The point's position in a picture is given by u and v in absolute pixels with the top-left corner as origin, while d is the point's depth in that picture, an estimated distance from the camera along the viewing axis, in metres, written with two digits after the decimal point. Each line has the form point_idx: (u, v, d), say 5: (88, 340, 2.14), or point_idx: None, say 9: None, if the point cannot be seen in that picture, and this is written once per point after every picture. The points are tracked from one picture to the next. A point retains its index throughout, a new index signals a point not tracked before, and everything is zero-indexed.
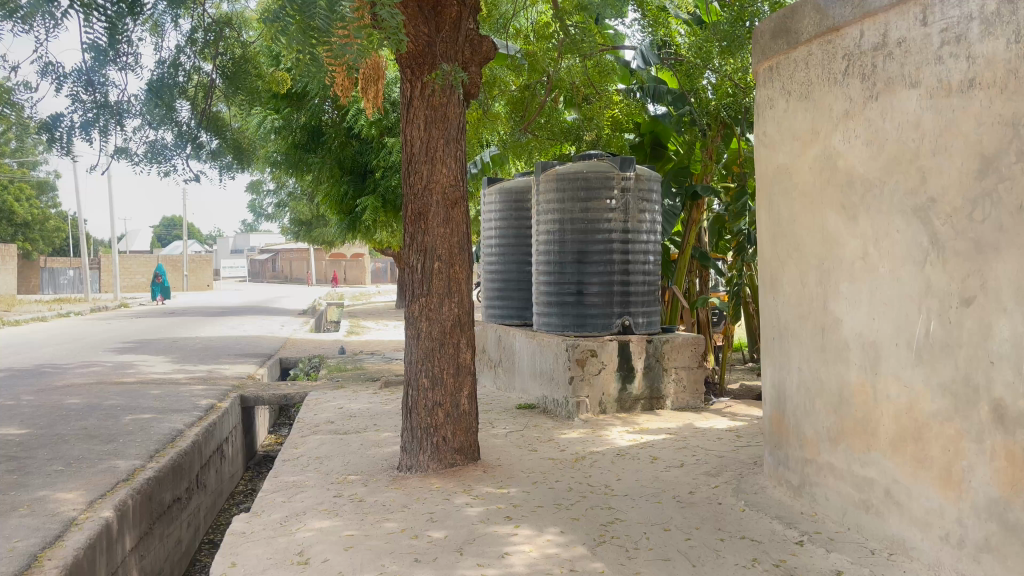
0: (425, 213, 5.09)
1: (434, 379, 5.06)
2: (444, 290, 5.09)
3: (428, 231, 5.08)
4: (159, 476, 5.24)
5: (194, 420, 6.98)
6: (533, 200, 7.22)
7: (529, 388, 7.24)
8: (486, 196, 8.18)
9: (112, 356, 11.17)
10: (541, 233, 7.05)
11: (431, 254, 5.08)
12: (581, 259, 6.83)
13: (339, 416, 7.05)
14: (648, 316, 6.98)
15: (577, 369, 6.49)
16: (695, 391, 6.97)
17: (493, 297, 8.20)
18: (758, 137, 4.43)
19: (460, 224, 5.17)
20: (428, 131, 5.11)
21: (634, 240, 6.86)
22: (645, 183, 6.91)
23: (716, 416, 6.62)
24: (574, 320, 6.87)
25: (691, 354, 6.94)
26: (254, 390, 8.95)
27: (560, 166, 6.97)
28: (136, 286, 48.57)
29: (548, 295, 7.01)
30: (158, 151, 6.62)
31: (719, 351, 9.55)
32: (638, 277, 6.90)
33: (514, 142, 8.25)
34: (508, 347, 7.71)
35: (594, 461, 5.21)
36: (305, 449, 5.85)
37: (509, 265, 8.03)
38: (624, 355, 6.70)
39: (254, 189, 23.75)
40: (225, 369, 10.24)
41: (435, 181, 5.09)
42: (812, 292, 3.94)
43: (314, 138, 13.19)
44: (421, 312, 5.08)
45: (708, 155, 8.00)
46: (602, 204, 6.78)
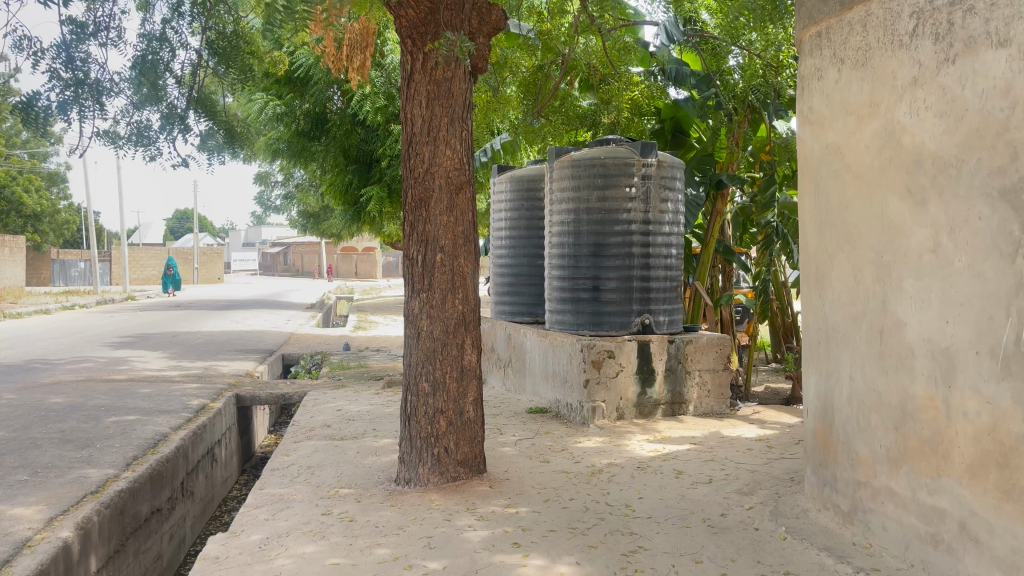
0: (427, 199, 4.61)
1: (435, 385, 4.56)
2: (447, 286, 4.59)
3: (429, 220, 4.60)
4: (133, 488, 4.77)
5: (182, 422, 6.53)
6: (547, 189, 6.72)
7: (541, 391, 6.73)
8: (496, 185, 7.67)
9: (107, 352, 10.75)
10: (554, 224, 6.55)
11: (433, 245, 4.59)
12: (598, 252, 6.31)
13: (336, 419, 6.57)
14: (670, 315, 6.46)
15: (593, 372, 5.99)
16: (720, 396, 6.43)
17: (504, 293, 7.69)
18: (803, 114, 3.91)
19: (465, 213, 4.67)
20: (430, 109, 4.62)
21: (655, 232, 6.33)
22: (667, 170, 6.39)
23: (744, 423, 6.09)
24: (589, 318, 6.36)
25: (716, 356, 6.41)
26: (250, 390, 8.50)
27: (576, 152, 6.45)
28: (146, 278, 48.38)
29: (562, 292, 6.50)
30: (144, 135, 6.18)
31: (742, 351, 8.99)
32: (659, 272, 6.38)
33: (526, 128, 7.65)
34: (518, 347, 7.22)
35: (612, 476, 4.70)
36: (296, 458, 5.39)
37: (520, 259, 7.50)
38: (644, 357, 6.18)
39: (262, 181, 23.37)
40: (222, 366, 9.78)
41: (438, 164, 4.61)
42: (869, 290, 3.41)
43: (318, 126, 12.84)
44: (422, 310, 4.58)
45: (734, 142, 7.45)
46: (621, 192, 6.26)
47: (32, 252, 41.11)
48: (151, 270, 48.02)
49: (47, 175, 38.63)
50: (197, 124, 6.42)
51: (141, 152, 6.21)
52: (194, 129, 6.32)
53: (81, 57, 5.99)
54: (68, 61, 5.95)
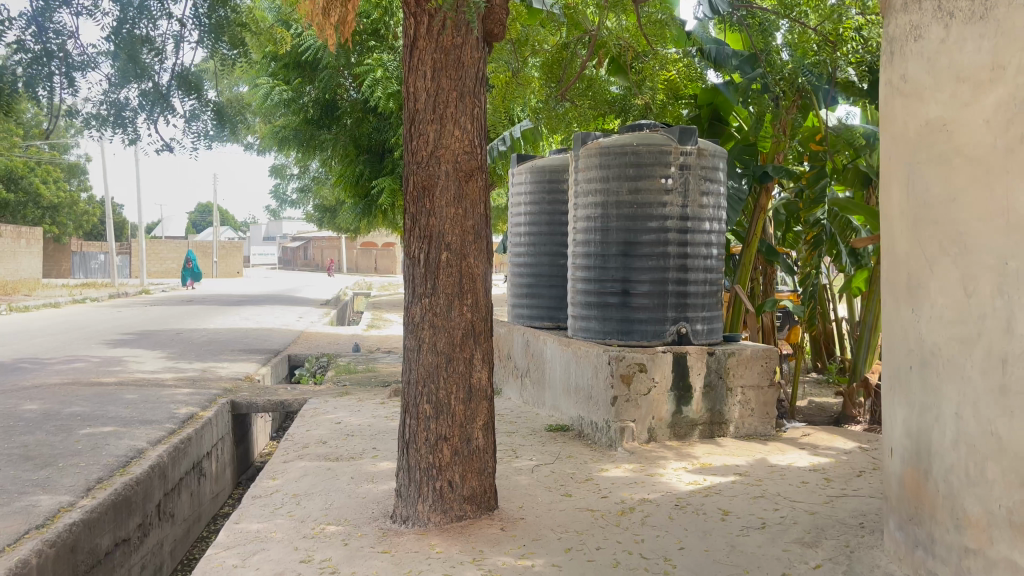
0: (433, 187, 3.91)
1: (438, 407, 3.86)
2: (454, 292, 3.89)
3: (433, 212, 3.91)
4: (88, 520, 4.12)
5: (164, 435, 5.88)
6: (572, 181, 5.99)
7: (562, 406, 6.02)
8: (515, 175, 6.96)
9: (104, 350, 10.18)
10: (580, 219, 5.83)
11: (438, 242, 3.90)
12: (629, 252, 5.58)
13: (334, 435, 5.90)
14: (708, 323, 5.73)
15: (622, 388, 5.27)
16: (764, 417, 5.68)
17: (522, 295, 6.98)
18: (892, 84, 3.15)
19: (476, 204, 3.98)
20: (435, 81, 3.93)
21: (694, 229, 5.61)
22: (709, 159, 5.67)
23: (794, 449, 5.35)
24: (618, 325, 5.65)
25: (760, 371, 5.66)
26: (247, 396, 7.85)
27: (605, 139, 5.73)
28: (165, 271, 48.22)
29: (587, 296, 5.79)
30: (123, 116, 5.54)
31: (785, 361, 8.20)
32: (698, 275, 5.64)
33: (549, 113, 6.92)
34: (537, 355, 6.51)
35: (646, 516, 3.99)
36: (282, 483, 4.72)
37: (540, 257, 6.79)
38: (680, 371, 5.44)
39: (278, 173, 22.83)
40: (220, 368, 9.17)
41: (444, 146, 3.92)
42: (985, 304, 2.68)
43: (328, 113, 12.35)
44: (425, 319, 3.89)
45: (780, 130, 6.65)
46: (656, 183, 5.53)
47: (52, 244, 40.97)
48: (171, 263, 47.84)
49: (67, 166, 38.45)
50: (183, 106, 5.79)
51: (118, 134, 5.57)
52: (178, 110, 5.69)
53: (54, 29, 5.38)
54: (39, 32, 5.33)
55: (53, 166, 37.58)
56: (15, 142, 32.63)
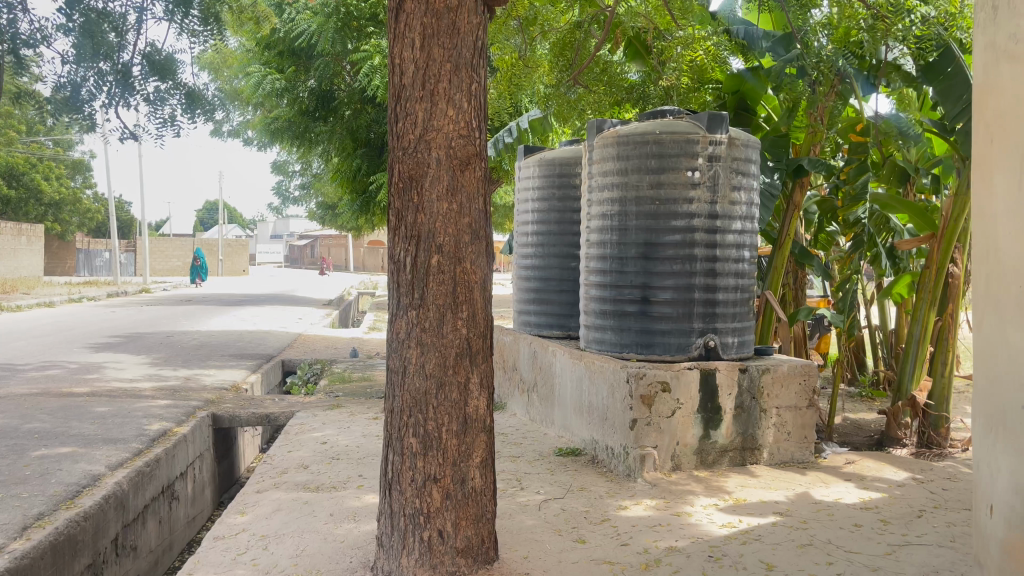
0: (422, 176, 3.28)
1: (428, 441, 3.21)
2: (446, 303, 3.25)
3: (422, 207, 3.28)
4: (17, 568, 3.52)
5: (127, 458, 5.28)
6: (585, 174, 5.35)
7: (573, 427, 5.37)
8: (522, 168, 6.31)
9: (84, 355, 9.59)
10: (593, 217, 5.19)
11: (427, 244, 3.26)
12: (650, 255, 4.93)
13: (317, 458, 5.28)
14: (739, 335, 5.08)
15: (643, 411, 4.63)
16: (802, 442, 5.02)
17: (529, 300, 6.34)
18: (996, 48, 2.50)
19: (473, 197, 3.33)
20: (425, 51, 3.30)
21: (724, 229, 4.95)
22: (741, 149, 5.02)
23: (839, 480, 4.68)
24: (637, 337, 5.00)
25: (798, 390, 5.00)
26: (230, 408, 7.23)
27: (623, 126, 5.09)
28: (171, 269, 47.80)
29: (602, 303, 5.15)
30: (80, 100, 4.99)
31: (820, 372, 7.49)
32: (728, 281, 4.99)
33: (561, 100, 6.36)
34: (544, 368, 5.86)
35: (675, 571, 3.33)
36: (250, 521, 4.10)
37: (549, 259, 6.15)
38: (708, 391, 4.79)
39: (280, 169, 22.26)
40: (205, 375, 8.55)
41: (435, 128, 3.29)
42: None
43: (324, 104, 11.82)
44: (412, 336, 3.26)
45: (817, 119, 5.94)
46: (681, 177, 4.88)
47: (55, 241, 40.61)
48: (176, 261, 47.41)
49: (72, 163, 38.03)
50: (148, 88, 5.22)
51: (75, 120, 5.00)
52: (142, 93, 5.12)
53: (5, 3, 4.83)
54: None
55: (57, 163, 37.18)
56: (16, 137, 32.18)
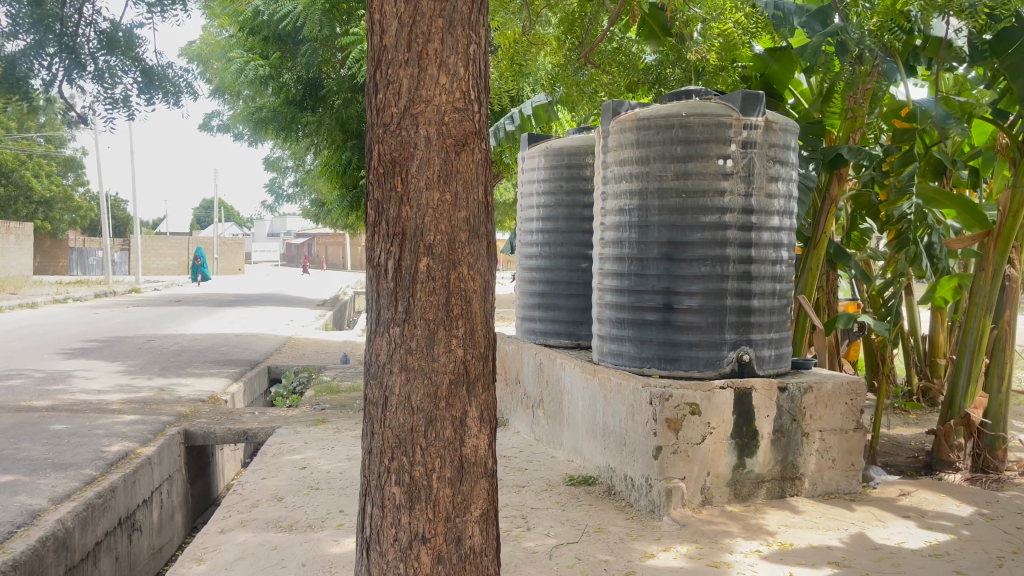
0: (407, 159, 2.64)
1: (415, 490, 2.58)
2: (437, 318, 2.60)
3: (407, 198, 2.63)
4: None
5: (78, 488, 4.64)
6: (599, 164, 4.71)
7: (586, 450, 4.73)
8: (526, 159, 5.66)
9: (55, 362, 8.95)
10: (609, 212, 4.55)
11: (413, 245, 2.62)
12: (675, 256, 4.29)
13: (294, 487, 4.64)
14: (776, 348, 4.43)
15: (668, 437, 4.00)
16: (849, 470, 4.37)
17: (533, 305, 5.69)
18: None
19: (471, 186, 2.68)
20: (411, 4, 2.66)
21: (760, 225, 4.31)
22: (779, 134, 4.37)
23: (896, 517, 4.02)
24: (660, 350, 4.35)
25: (843, 411, 4.35)
26: (205, 423, 6.58)
27: (643, 109, 4.46)
28: (166, 268, 47.12)
29: (619, 311, 4.50)
30: (17, 76, 4.35)
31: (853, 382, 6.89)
32: (764, 286, 4.35)
33: (571, 81, 5.68)
34: (552, 382, 5.22)
35: None
36: (207, 573, 3.45)
37: (556, 260, 5.50)
38: (743, 413, 4.14)
39: (273, 165, 21.61)
40: (182, 385, 7.91)
41: (424, 100, 2.65)
42: None
43: (312, 93, 11.19)
44: (395, 360, 2.61)
45: (856, 102, 5.30)
46: (711, 165, 4.24)
47: (47, 240, 39.98)
48: (171, 260, 46.72)
49: (63, 160, 37.39)
50: (98, 65, 4.60)
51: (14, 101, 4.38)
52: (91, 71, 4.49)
53: None
54: None
55: (48, 160, 36.58)
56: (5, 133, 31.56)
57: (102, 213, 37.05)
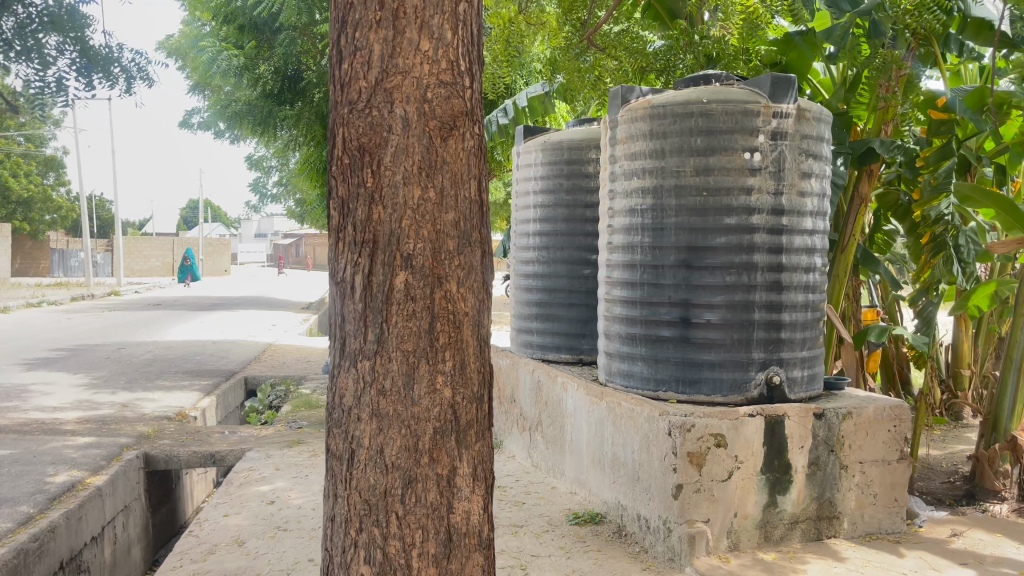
0: (379, 145, 2.08)
1: (389, 570, 2.03)
2: (417, 349, 2.05)
3: (379, 196, 2.07)
4: None
5: (10, 530, 4.06)
6: (605, 159, 4.16)
7: (592, 483, 4.18)
8: (523, 153, 5.10)
9: (13, 375, 8.32)
10: (618, 213, 4.00)
11: (388, 256, 2.06)
12: (695, 263, 3.73)
13: (259, 527, 4.07)
14: (809, 368, 3.89)
15: (690, 474, 3.46)
16: (892, 506, 3.84)
17: (530, 315, 5.12)
18: None
19: (460, 180, 2.12)
20: None
21: (791, 228, 3.77)
22: (812, 124, 3.82)
23: (953, 565, 3.49)
24: (677, 371, 3.80)
25: (886, 440, 3.81)
26: (168, 445, 5.98)
27: (657, 95, 3.91)
28: (150, 270, 46.29)
29: (629, 325, 3.94)
30: None
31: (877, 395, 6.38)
32: (796, 297, 3.80)
33: (572, 68, 5.17)
34: (551, 403, 4.66)
35: None
36: None
37: (556, 265, 4.94)
38: (774, 444, 3.60)
39: (256, 164, 20.99)
40: (147, 401, 7.30)
41: (401, 71, 2.08)
42: None
43: (291, 86, 10.63)
44: (364, 403, 2.05)
45: (887, 92, 4.73)
46: (736, 160, 3.69)
47: (28, 241, 39.17)
48: (155, 261, 45.91)
49: (44, 160, 36.65)
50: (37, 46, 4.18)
51: None
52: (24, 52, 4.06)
53: None
54: None
55: (27, 159, 35.78)
56: None
57: (83, 214, 36.28)
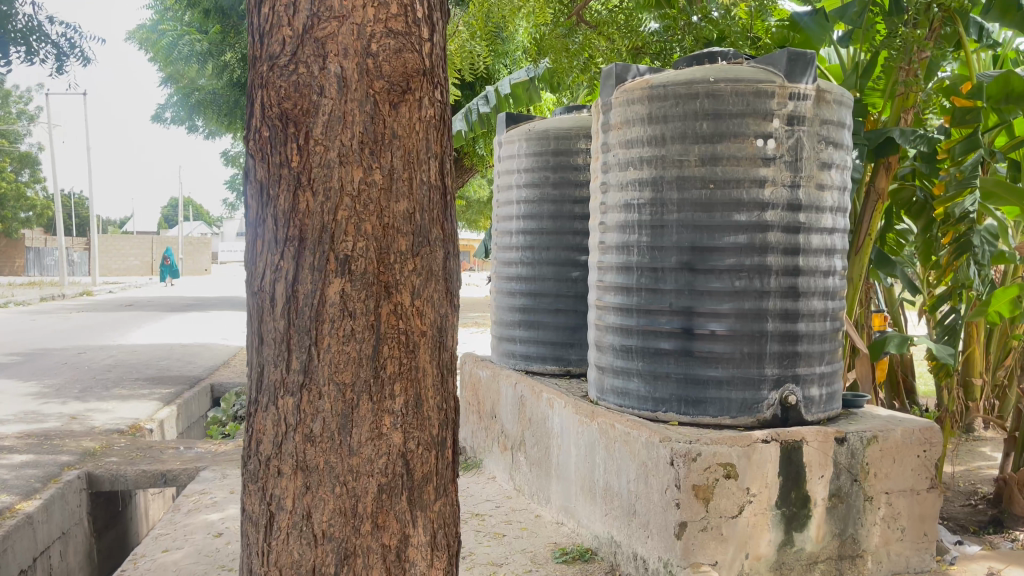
0: (308, 111, 1.60)
1: None
2: (359, 382, 1.63)
3: (308, 180, 1.61)
4: None
5: None
6: (597, 147, 3.68)
7: (581, 514, 3.70)
8: (505, 142, 4.61)
9: None
10: (611, 209, 3.53)
11: (319, 259, 1.61)
12: (699, 266, 3.26)
13: (202, 565, 3.55)
14: (827, 386, 3.43)
15: (695, 509, 2.99)
16: (921, 542, 3.38)
17: (513, 322, 4.64)
18: None
19: (415, 161, 1.66)
20: None
21: (809, 226, 3.30)
22: (832, 109, 3.35)
23: None
24: (679, 389, 3.32)
25: (915, 467, 3.35)
26: (115, 463, 5.44)
27: (658, 74, 3.43)
28: (128, 269, 45.44)
29: (624, 336, 3.46)
30: None
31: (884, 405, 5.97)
32: (814, 305, 3.32)
33: (559, 47, 4.67)
34: (536, 422, 4.18)
35: None
36: None
37: (541, 267, 4.46)
38: (791, 474, 3.13)
39: (232, 161, 20.40)
40: (99, 412, 6.76)
41: (334, 16, 1.61)
42: None
43: None
44: (287, 453, 1.64)
45: (908, 77, 4.29)
46: (748, 147, 3.22)
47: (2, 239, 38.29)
48: (133, 260, 45.09)
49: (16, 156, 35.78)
50: None
51: None
52: None
53: None
54: None
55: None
56: None
57: (57, 212, 35.44)
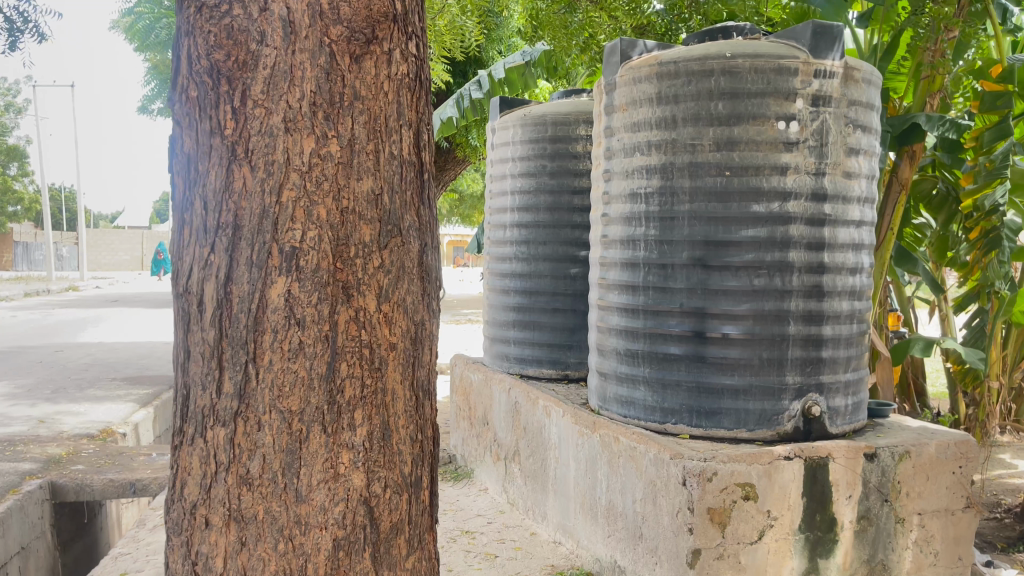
0: (246, 66, 1.52)
1: None
2: (304, 411, 1.53)
3: (250, 153, 1.51)
4: None
5: None
6: (600, 131, 3.36)
7: (580, 534, 3.38)
8: (500, 127, 4.26)
9: None
10: (615, 199, 3.20)
11: (259, 253, 1.51)
12: (713, 262, 2.93)
13: None
14: (853, 396, 3.10)
15: (710, 536, 2.67)
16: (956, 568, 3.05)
17: (507, 322, 4.31)
18: None
19: (382, 134, 1.56)
20: None
21: (835, 218, 2.97)
22: (862, 89, 3.02)
23: None
24: (691, 399, 2.99)
25: (950, 486, 3.03)
26: (81, 472, 5.08)
27: (667, 50, 3.10)
28: (118, 264, 44.88)
29: (630, 339, 3.13)
30: None
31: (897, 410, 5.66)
32: (839, 306, 3.00)
33: (557, 23, 4.35)
34: (532, 431, 3.85)
35: None
36: None
37: (537, 262, 4.13)
38: (815, 494, 2.81)
39: None
40: (69, 415, 6.38)
41: None
42: None
43: None
44: (217, 500, 1.54)
45: (935, 58, 3.97)
46: (768, 130, 2.89)
47: None
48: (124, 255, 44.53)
49: None
50: None
51: None
52: None
53: None
54: None
55: None
56: None
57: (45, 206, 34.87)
